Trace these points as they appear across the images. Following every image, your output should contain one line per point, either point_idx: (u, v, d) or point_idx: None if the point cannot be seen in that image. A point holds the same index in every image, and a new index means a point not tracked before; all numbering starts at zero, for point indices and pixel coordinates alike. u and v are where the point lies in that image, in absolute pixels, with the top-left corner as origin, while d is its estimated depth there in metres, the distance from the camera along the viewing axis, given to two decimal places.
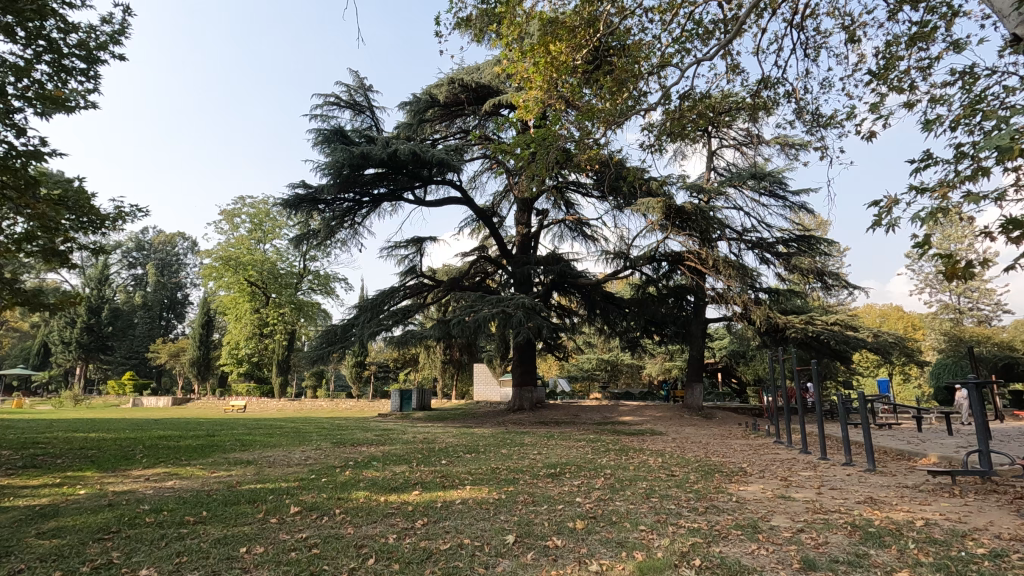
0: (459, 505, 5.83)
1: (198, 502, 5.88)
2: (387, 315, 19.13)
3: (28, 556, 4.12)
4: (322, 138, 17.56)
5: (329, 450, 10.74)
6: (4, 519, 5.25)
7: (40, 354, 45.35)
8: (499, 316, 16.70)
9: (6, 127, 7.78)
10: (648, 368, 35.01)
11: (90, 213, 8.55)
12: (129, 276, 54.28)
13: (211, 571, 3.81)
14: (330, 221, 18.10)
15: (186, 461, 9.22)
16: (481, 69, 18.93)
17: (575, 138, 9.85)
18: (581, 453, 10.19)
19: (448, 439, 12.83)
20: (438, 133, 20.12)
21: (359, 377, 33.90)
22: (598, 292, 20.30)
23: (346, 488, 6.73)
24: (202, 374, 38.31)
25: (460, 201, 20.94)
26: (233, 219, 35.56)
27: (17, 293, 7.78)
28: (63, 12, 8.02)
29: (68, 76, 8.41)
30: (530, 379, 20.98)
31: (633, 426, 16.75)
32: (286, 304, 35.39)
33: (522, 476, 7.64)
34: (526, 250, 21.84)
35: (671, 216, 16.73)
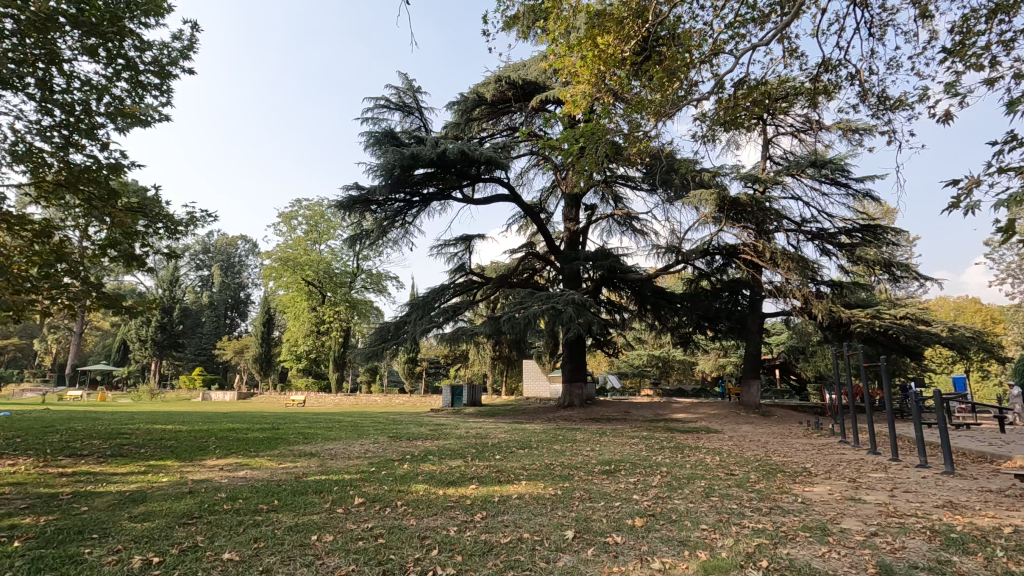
0: (517, 500, 5.88)
1: (269, 492, 6.20)
2: (438, 312, 19.50)
3: (123, 538, 4.46)
4: (374, 140, 17.97)
5: (387, 444, 11.08)
6: (99, 503, 5.71)
7: (121, 352, 48.64)
8: (550, 312, 16.65)
9: (93, 142, 8.40)
10: (701, 364, 34.25)
11: (164, 220, 9.07)
12: (197, 278, 57.14)
13: (287, 557, 4.02)
14: (382, 222, 18.59)
15: (255, 452, 9.72)
16: (527, 65, 18.84)
17: (624, 132, 9.75)
18: (635, 450, 10.07)
19: (500, 434, 13.00)
20: (485, 131, 20.28)
21: (411, 374, 34.68)
22: (648, 287, 19.94)
23: (406, 481, 6.93)
24: (264, 369, 40.19)
25: (508, 199, 21.03)
26: (291, 221, 36.97)
27: (102, 297, 8.37)
28: (140, 32, 8.53)
29: (145, 92, 8.96)
30: (580, 376, 20.86)
31: (688, 424, 16.40)
32: (341, 302, 36.67)
33: (577, 473, 7.63)
34: (575, 246, 21.73)
35: (725, 208, 16.22)
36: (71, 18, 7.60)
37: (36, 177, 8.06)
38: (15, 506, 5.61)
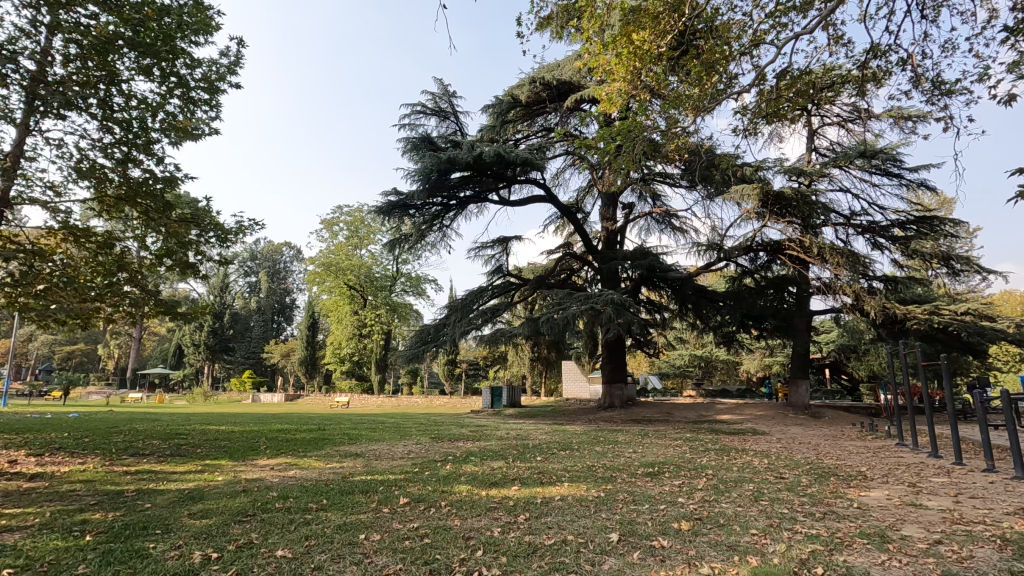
0: (559, 501, 5.86)
1: (318, 491, 6.38)
2: (476, 314, 19.64)
3: (184, 534, 4.67)
4: (411, 146, 18.24)
5: (429, 445, 11.22)
6: (160, 500, 6.00)
7: (176, 356, 50.95)
8: (589, 312, 16.52)
9: (149, 157, 8.84)
10: (746, 364, 33.36)
11: (215, 230, 9.47)
12: (245, 284, 59.31)
13: (337, 554, 4.13)
14: (420, 226, 18.87)
15: (303, 452, 10.03)
16: (562, 65, 18.78)
17: (662, 128, 9.60)
18: (679, 452, 9.88)
19: (541, 436, 12.98)
20: (520, 133, 20.33)
21: (451, 375, 35.06)
22: (689, 286, 19.56)
23: (449, 482, 6.99)
24: (310, 372, 41.37)
25: (544, 199, 21.01)
26: (333, 227, 37.96)
27: (160, 304, 8.80)
28: (190, 51, 8.94)
29: (195, 108, 9.37)
30: (620, 376, 20.61)
31: (733, 425, 15.97)
32: (381, 305, 37.42)
33: (620, 474, 7.54)
34: (612, 246, 21.53)
35: (769, 202, 15.73)
36: (128, 41, 8.02)
37: (99, 192, 8.54)
38: (85, 502, 5.95)
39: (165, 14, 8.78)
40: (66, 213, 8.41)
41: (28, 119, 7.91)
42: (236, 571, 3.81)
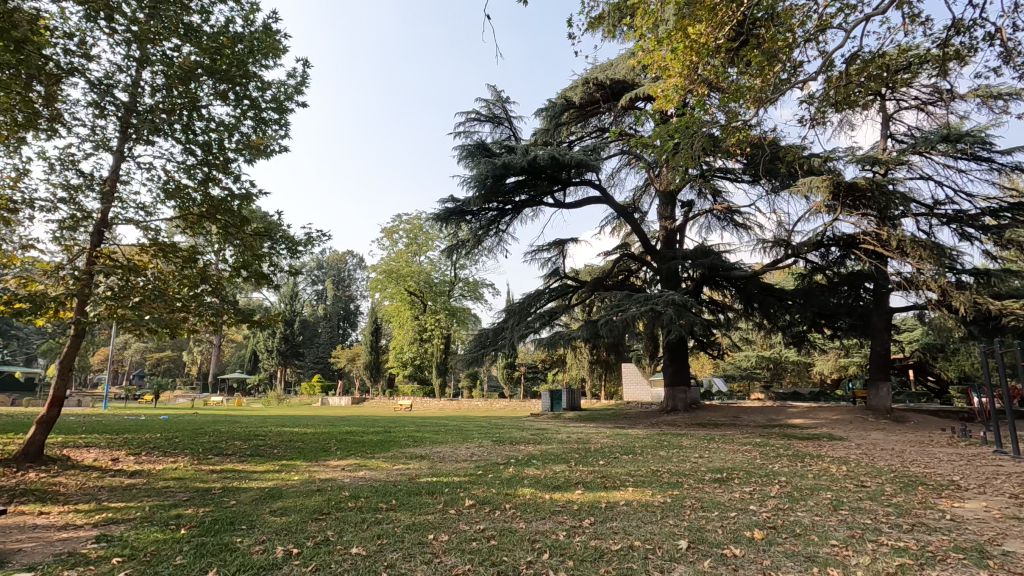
0: (625, 506, 5.79)
1: (387, 491, 6.61)
2: (534, 317, 19.68)
3: (266, 529, 4.96)
4: (467, 153, 18.53)
5: (491, 448, 11.36)
6: (244, 497, 6.39)
7: (252, 361, 53.92)
8: (649, 314, 16.19)
9: (227, 175, 9.45)
10: (819, 365, 31.69)
11: (287, 242, 9.99)
12: (313, 292, 62.09)
13: (408, 553, 4.27)
14: (477, 231, 19.15)
15: (371, 454, 10.38)
16: (615, 63, 18.54)
17: (721, 123, 9.31)
18: (748, 458, 9.51)
19: (602, 439, 12.86)
20: (573, 134, 20.24)
21: (510, 378, 35.29)
22: (754, 285, 18.83)
23: (512, 485, 7.04)
24: (374, 375, 42.76)
25: (600, 200, 20.81)
26: (393, 235, 39.09)
27: (239, 313, 9.36)
28: (261, 74, 9.48)
29: (267, 127, 9.90)
30: (683, 379, 20.07)
31: (806, 430, 15.19)
32: (441, 310, 38.21)
33: (687, 480, 7.35)
34: (672, 245, 21.01)
35: (840, 194, 14.90)
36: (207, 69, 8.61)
37: (184, 210, 9.26)
38: (178, 498, 6.44)
39: (238, 40, 9.36)
40: (155, 230, 9.12)
41: (122, 146, 8.65)
42: (316, 566, 4.01)
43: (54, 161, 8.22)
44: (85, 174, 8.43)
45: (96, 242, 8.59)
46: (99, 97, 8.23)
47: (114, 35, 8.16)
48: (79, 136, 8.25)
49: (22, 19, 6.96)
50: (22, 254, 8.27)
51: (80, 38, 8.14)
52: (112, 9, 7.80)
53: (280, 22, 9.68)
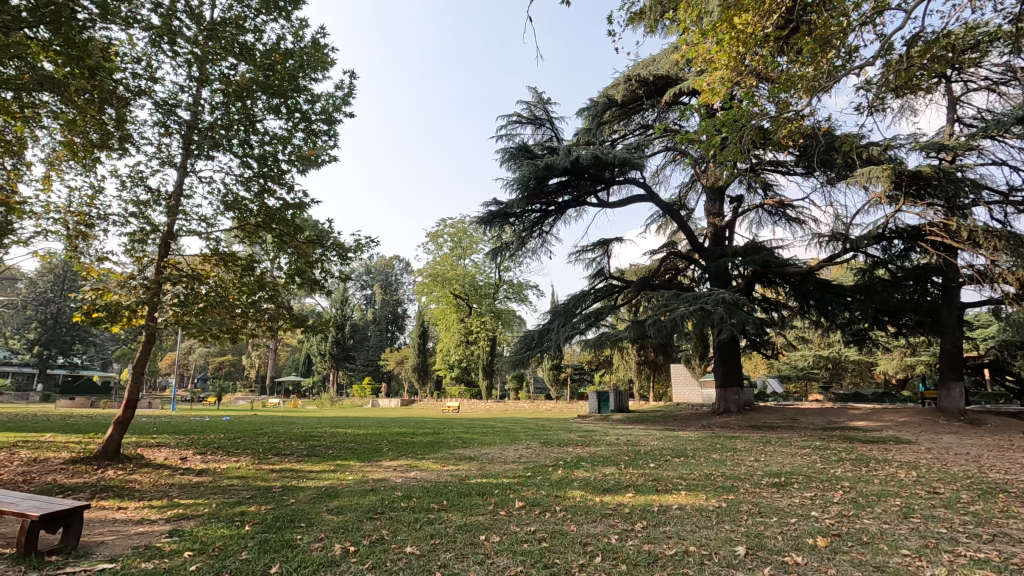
0: (678, 510, 5.66)
1: (438, 492, 6.71)
2: (580, 318, 19.54)
3: (325, 528, 5.13)
4: (509, 155, 18.61)
5: (540, 449, 11.35)
6: (303, 496, 6.64)
7: (306, 364, 55.85)
8: (698, 313, 15.79)
9: (282, 186, 9.84)
10: (883, 364, 30.11)
11: (337, 249, 10.30)
12: (362, 296, 63.80)
13: (461, 553, 4.32)
14: (521, 233, 19.20)
15: (422, 455, 10.56)
16: (657, 59, 18.21)
17: (771, 115, 8.98)
18: (808, 462, 9.13)
19: (652, 442, 12.62)
20: (616, 133, 20.01)
21: (556, 380, 35.19)
22: (810, 281, 18.07)
23: (562, 487, 7.02)
24: (422, 377, 43.47)
25: (645, 198, 20.47)
26: (438, 239, 39.71)
27: (293, 318, 9.84)
28: (311, 87, 9.82)
29: (317, 138, 10.24)
30: (736, 380, 19.45)
31: (871, 433, 14.44)
32: (486, 312, 38.50)
33: (742, 484, 7.13)
34: (721, 242, 20.43)
35: (903, 184, 14.11)
36: (261, 85, 8.99)
37: (242, 221, 9.71)
38: (242, 496, 6.75)
39: (289, 56, 9.73)
40: (216, 240, 9.58)
41: (185, 162, 9.15)
42: (372, 565, 4.11)
43: (126, 178, 8.77)
44: (152, 190, 8.96)
45: (163, 253, 9.10)
46: (164, 116, 8.74)
47: (176, 57, 8.65)
48: (147, 154, 8.78)
49: (96, 47, 7.47)
50: (98, 266, 8.85)
51: (147, 62, 8.68)
52: (175, 33, 8.27)
53: (328, 36, 10.00)
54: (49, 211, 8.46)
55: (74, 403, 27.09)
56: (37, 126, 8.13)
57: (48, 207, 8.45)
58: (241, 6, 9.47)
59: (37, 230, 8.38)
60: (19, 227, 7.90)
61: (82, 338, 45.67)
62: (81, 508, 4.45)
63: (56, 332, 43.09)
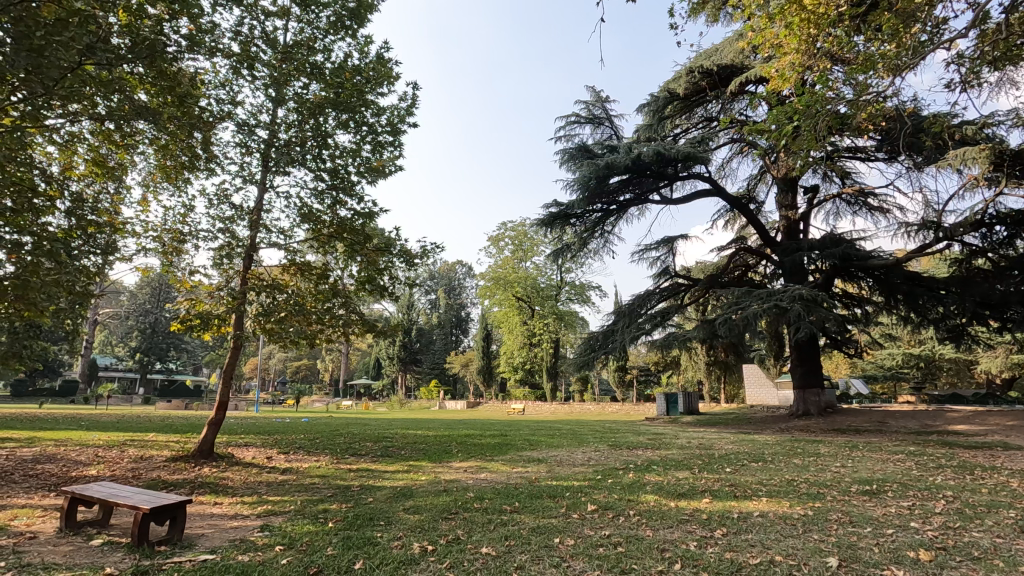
0: (760, 517, 5.41)
1: (510, 493, 6.77)
2: (646, 319, 19.13)
3: (403, 526, 5.30)
4: (569, 156, 18.52)
5: (608, 452, 11.21)
6: (380, 495, 6.87)
7: (376, 367, 57.81)
8: (773, 311, 15.05)
9: (353, 197, 10.25)
10: (985, 363, 27.56)
11: (404, 256, 10.61)
12: (427, 301, 65.34)
13: (536, 556, 4.32)
14: (582, 234, 19.03)
15: (491, 456, 10.68)
16: (721, 48, 17.54)
17: (848, 99, 8.43)
18: (903, 469, 8.47)
19: (727, 445, 12.13)
20: (678, 127, 19.49)
21: (622, 381, 34.57)
22: (897, 274, 16.80)
23: (635, 491, 6.89)
24: (487, 380, 44.01)
25: (711, 193, 19.77)
26: (499, 243, 40.04)
27: (364, 323, 10.22)
28: (378, 101, 10.18)
29: (384, 149, 10.59)
30: (815, 380, 18.37)
31: (973, 438, 13.22)
32: (549, 314, 38.40)
33: (829, 492, 6.71)
34: (794, 236, 19.42)
35: (1003, 164, 12.86)
36: (332, 102, 9.46)
37: (316, 232, 10.19)
38: (324, 494, 7.10)
39: (357, 72, 10.15)
40: (293, 251, 10.11)
41: (264, 178, 9.73)
42: (450, 564, 4.19)
43: (213, 196, 9.44)
44: (236, 206, 9.59)
45: (247, 265, 9.69)
46: (245, 137, 9.34)
47: (256, 81, 9.25)
48: (231, 173, 9.41)
49: (184, 76, 8.08)
50: (189, 279, 9.54)
51: (229, 88, 9.30)
52: (254, 59, 8.86)
53: (392, 51, 10.33)
54: (148, 229, 9.25)
55: (171, 405, 29.47)
56: (135, 153, 8.89)
57: (146, 226, 9.23)
58: (311, 28, 9.97)
59: (138, 248, 9.16)
60: (124, 245, 8.67)
61: (176, 345, 49.42)
62: (183, 503, 4.80)
63: (154, 340, 47.00)
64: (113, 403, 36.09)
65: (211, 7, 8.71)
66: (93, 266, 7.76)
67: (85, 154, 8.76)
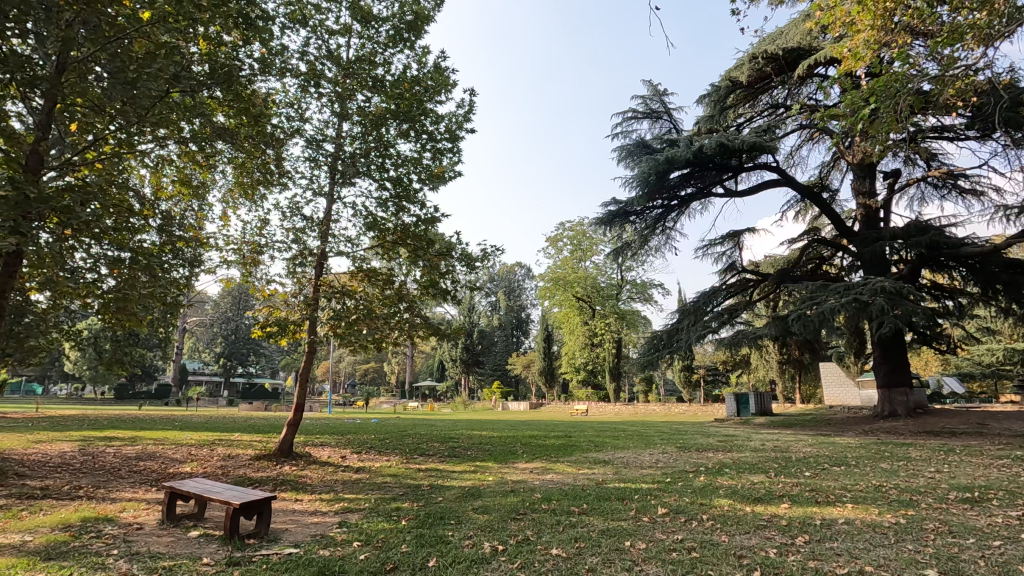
0: (845, 525, 5.10)
1: (577, 495, 6.71)
2: (712, 316, 18.47)
3: (473, 526, 5.39)
4: (626, 153, 18.20)
5: (677, 454, 10.91)
6: (449, 495, 7.01)
7: (440, 370, 58.99)
8: (852, 305, 14.15)
9: (416, 205, 10.54)
10: None
11: (465, 260, 10.79)
12: (487, 303, 65.82)
13: (608, 559, 4.27)
14: (642, 232, 18.65)
15: (556, 458, 10.67)
16: (785, 31, 16.67)
17: (933, 75, 7.79)
18: (1008, 475, 7.75)
19: (805, 448, 11.54)
20: (742, 116, 18.73)
21: (688, 382, 33.59)
22: (995, 262, 15.40)
23: (707, 494, 6.67)
24: (549, 381, 43.90)
25: (780, 184, 18.86)
26: (557, 244, 39.87)
27: (428, 326, 10.46)
28: (436, 110, 10.41)
29: (443, 155, 10.80)
30: (903, 379, 17.09)
31: None
32: (610, 313, 37.85)
33: (924, 499, 6.22)
34: (874, 225, 18.17)
35: None
36: (394, 113, 9.81)
37: (381, 238, 10.52)
38: (396, 493, 7.33)
39: (415, 83, 10.42)
40: (360, 258, 10.47)
41: (332, 190, 10.18)
42: (521, 565, 4.22)
43: (286, 210, 9.97)
44: (307, 218, 10.09)
45: (318, 274, 10.15)
46: (314, 152, 9.82)
47: (322, 99, 9.71)
48: (302, 186, 9.90)
49: (257, 97, 8.61)
50: (266, 288, 10.10)
51: (298, 105, 9.80)
52: (320, 77, 9.33)
53: (449, 59, 10.54)
54: (229, 243, 9.89)
55: (252, 407, 31.50)
56: (215, 171, 9.53)
57: (227, 240, 9.88)
58: (371, 43, 10.33)
59: (220, 261, 9.81)
60: (208, 258, 9.31)
61: (255, 350, 52.56)
62: (268, 499, 5.08)
63: (236, 346, 50.27)
64: (202, 405, 38.77)
65: (280, 30, 9.22)
66: (183, 279, 8.41)
67: (172, 175, 9.48)
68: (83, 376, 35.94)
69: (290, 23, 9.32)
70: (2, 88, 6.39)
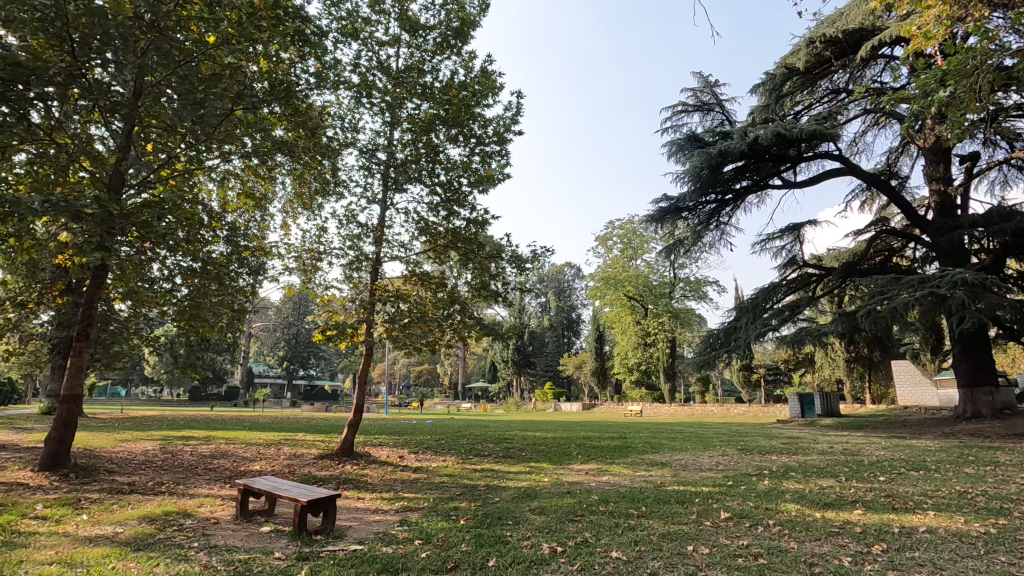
0: (927, 534, 4.78)
1: (635, 498, 6.60)
2: (772, 313, 17.73)
3: (531, 527, 5.40)
4: (677, 148, 17.77)
5: (738, 457, 10.55)
6: (506, 496, 7.05)
7: (491, 371, 59.37)
8: (929, 299, 13.28)
9: (466, 208, 10.67)
10: None
11: (515, 261, 10.82)
12: (538, 304, 65.77)
13: (670, 563, 4.18)
14: (696, 228, 18.13)
15: (611, 459, 10.55)
16: (846, 11, 15.83)
17: (1016, 49, 7.18)
18: None
19: (878, 451, 10.87)
20: (800, 104, 17.87)
21: (747, 382, 32.43)
22: None
23: (772, 499, 6.41)
24: (602, 381, 43.41)
25: (843, 173, 17.92)
26: (607, 243, 39.39)
27: (481, 328, 10.54)
28: (483, 114, 10.49)
29: (491, 159, 10.89)
30: (987, 378, 15.88)
31: None
32: (664, 312, 36.99)
33: (1015, 507, 5.75)
34: (950, 213, 16.98)
35: None
36: (443, 119, 9.99)
37: (433, 242, 10.73)
38: (454, 492, 7.44)
39: (463, 88, 10.55)
40: (414, 262, 10.70)
41: (386, 197, 10.45)
42: (580, 567, 4.20)
43: (342, 218, 10.32)
44: (362, 225, 10.41)
45: (374, 278, 10.45)
46: (367, 160, 10.11)
47: (374, 109, 10.00)
48: (357, 195, 10.22)
49: (313, 111, 8.98)
50: (325, 293, 10.49)
51: (351, 116, 10.12)
52: (371, 88, 9.62)
53: (495, 63, 10.62)
54: (290, 251, 10.34)
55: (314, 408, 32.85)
56: (276, 183, 9.97)
57: (289, 248, 10.34)
58: (419, 51, 10.55)
59: (283, 268, 10.28)
60: (272, 266, 9.77)
61: (315, 353, 54.62)
62: (333, 496, 5.27)
63: (297, 349, 52.44)
64: (267, 406, 40.61)
65: (333, 44, 9.57)
66: (248, 286, 8.85)
67: (237, 189, 9.98)
68: (161, 378, 38.40)
69: (342, 38, 9.67)
70: (86, 115, 6.92)
